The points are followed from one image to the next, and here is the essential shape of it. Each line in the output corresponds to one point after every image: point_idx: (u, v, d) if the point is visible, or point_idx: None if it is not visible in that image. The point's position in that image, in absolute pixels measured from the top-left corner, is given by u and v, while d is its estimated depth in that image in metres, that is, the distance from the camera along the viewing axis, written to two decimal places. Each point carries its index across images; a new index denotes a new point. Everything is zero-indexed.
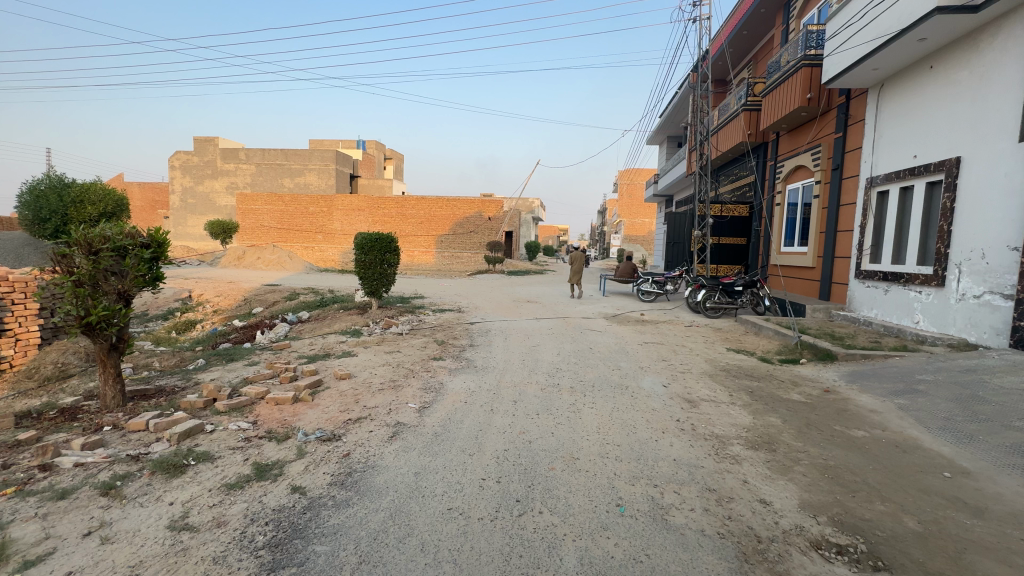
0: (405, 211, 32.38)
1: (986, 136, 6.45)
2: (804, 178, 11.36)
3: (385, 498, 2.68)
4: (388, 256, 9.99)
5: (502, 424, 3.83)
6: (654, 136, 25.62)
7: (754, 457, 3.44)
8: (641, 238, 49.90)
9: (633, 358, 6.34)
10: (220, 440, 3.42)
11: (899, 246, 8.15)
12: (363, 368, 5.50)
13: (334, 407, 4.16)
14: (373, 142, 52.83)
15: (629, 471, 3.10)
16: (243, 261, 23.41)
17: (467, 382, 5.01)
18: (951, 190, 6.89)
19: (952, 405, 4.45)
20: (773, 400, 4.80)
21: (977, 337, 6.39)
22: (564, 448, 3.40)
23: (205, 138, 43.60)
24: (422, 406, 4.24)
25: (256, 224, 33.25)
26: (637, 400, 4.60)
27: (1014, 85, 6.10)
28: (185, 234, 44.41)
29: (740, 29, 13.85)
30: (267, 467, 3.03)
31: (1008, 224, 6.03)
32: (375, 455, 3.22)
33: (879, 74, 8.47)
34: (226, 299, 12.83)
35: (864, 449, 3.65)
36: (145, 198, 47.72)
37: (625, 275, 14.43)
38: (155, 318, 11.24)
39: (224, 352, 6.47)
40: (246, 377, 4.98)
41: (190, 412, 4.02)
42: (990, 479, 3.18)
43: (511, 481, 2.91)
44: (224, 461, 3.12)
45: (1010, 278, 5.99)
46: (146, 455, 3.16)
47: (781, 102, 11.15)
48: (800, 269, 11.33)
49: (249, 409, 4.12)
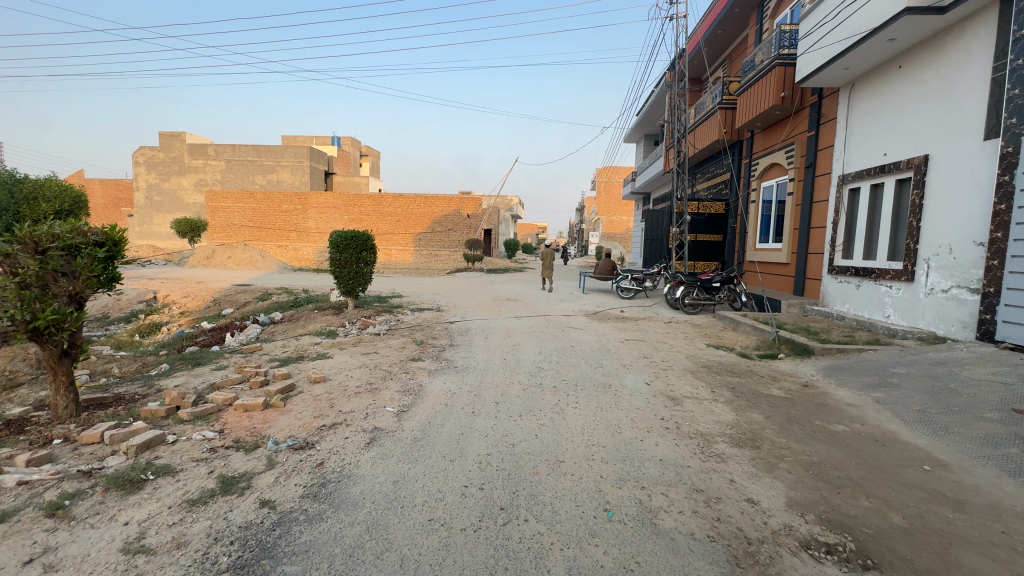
0: (381, 209, 31.82)
1: (952, 134, 6.62)
2: (778, 176, 11.58)
3: (362, 510, 2.53)
4: (364, 254, 9.74)
5: (484, 427, 3.70)
6: (631, 135, 25.87)
7: (739, 455, 3.41)
8: (618, 237, 50.33)
9: (614, 356, 6.29)
10: (182, 452, 3.20)
11: (870, 242, 8.35)
12: (338, 371, 5.29)
13: (308, 413, 3.96)
14: (349, 138, 52.04)
15: (615, 473, 3.01)
16: (212, 261, 22.62)
17: (448, 384, 4.86)
18: (920, 187, 7.06)
19: (926, 397, 4.54)
20: (755, 395, 4.82)
21: (945, 329, 6.57)
22: (549, 451, 3.29)
23: (171, 133, 42.14)
24: (401, 409, 4.08)
25: (227, 222, 32.21)
26: (620, 399, 4.54)
27: (978, 85, 6.28)
28: (150, 233, 42.82)
29: (715, 28, 14.06)
30: (233, 480, 2.83)
31: (974, 220, 6.21)
32: (351, 463, 3.06)
33: (850, 74, 8.65)
34: (194, 300, 12.34)
35: (845, 444, 3.67)
36: (108, 196, 45.94)
37: (604, 272, 14.48)
38: (117, 321, 10.72)
39: (190, 356, 6.14)
40: (213, 383, 4.72)
41: (151, 422, 3.78)
42: (968, 472, 3.22)
43: (495, 487, 2.80)
44: (186, 474, 2.90)
45: (976, 272, 6.15)
46: (99, 471, 2.92)
47: (755, 101, 11.32)
48: (775, 265, 11.54)
49: (215, 416, 3.89)
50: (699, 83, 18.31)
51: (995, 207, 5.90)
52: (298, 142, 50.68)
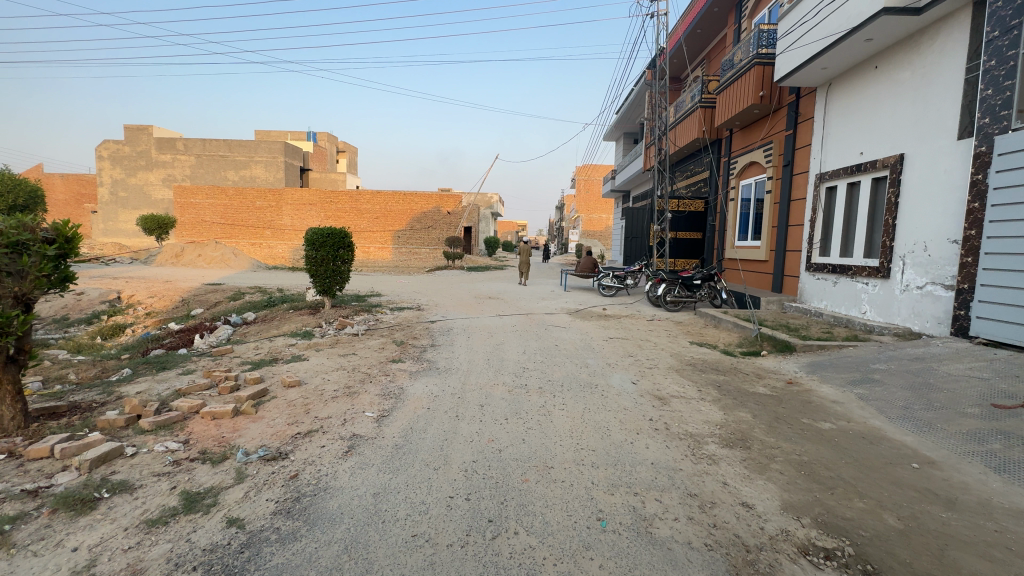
0: (359, 206, 31.20)
1: (927, 133, 6.75)
2: (757, 174, 11.71)
3: (339, 527, 2.35)
4: (341, 252, 9.44)
5: (468, 432, 3.56)
6: (611, 133, 26.02)
7: (730, 456, 3.35)
8: (599, 236, 50.68)
9: (600, 355, 6.20)
10: (142, 466, 2.95)
11: (847, 239, 8.48)
12: (314, 374, 5.04)
13: (281, 420, 3.74)
14: (325, 134, 51.14)
15: (607, 479, 2.90)
16: (182, 259, 21.81)
17: (429, 386, 4.69)
18: (896, 186, 7.18)
19: (908, 393, 4.57)
20: (741, 394, 4.79)
21: (920, 325, 6.69)
22: (537, 457, 3.16)
23: (138, 127, 40.61)
24: (381, 414, 3.90)
25: (197, 219, 31.15)
26: (608, 399, 4.45)
27: (952, 85, 6.40)
28: (116, 230, 41.12)
29: (694, 28, 14.17)
30: (199, 496, 2.62)
31: (948, 218, 6.33)
32: (328, 475, 2.87)
33: (827, 74, 8.77)
34: (161, 299, 11.81)
35: (834, 442, 3.64)
36: (70, 192, 44.03)
37: (585, 270, 14.43)
38: (77, 322, 10.17)
39: (154, 360, 5.81)
40: (178, 389, 4.43)
41: (108, 433, 3.51)
42: (955, 469, 3.21)
43: (482, 497, 2.65)
44: (146, 491, 2.67)
45: (950, 269, 6.27)
46: (47, 490, 2.66)
47: (734, 99, 11.41)
48: (754, 262, 11.67)
49: (180, 425, 3.63)
50: (679, 82, 18.48)
51: (969, 205, 6.01)
52: (271, 137, 49.34)
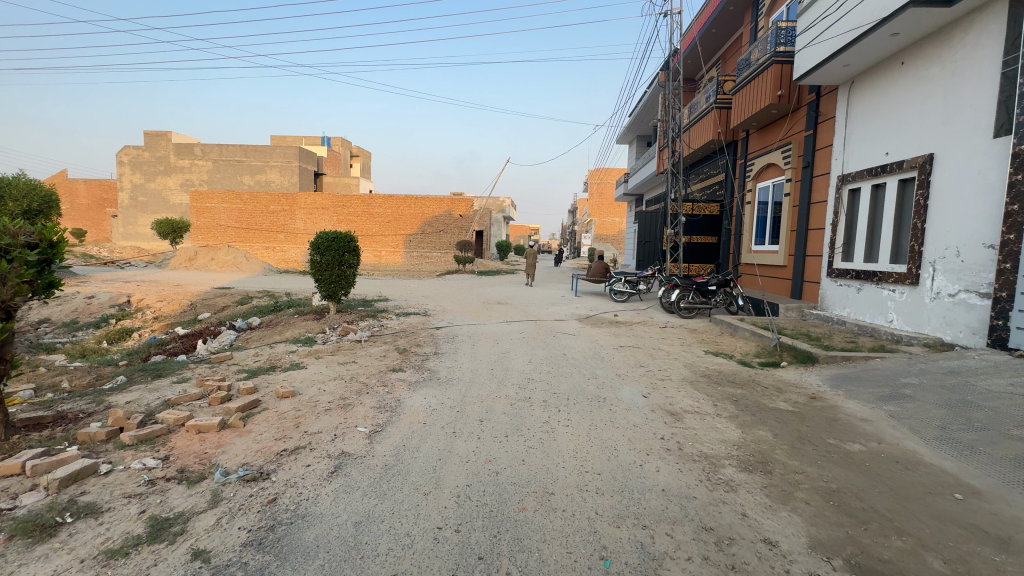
0: (371, 210, 31.30)
1: (958, 132, 6.37)
2: (775, 176, 11.31)
3: (313, 562, 2.13)
4: (347, 256, 9.25)
5: (464, 451, 3.32)
6: (624, 136, 25.75)
7: (749, 482, 3.05)
8: (611, 238, 50.36)
9: (609, 365, 5.91)
10: (114, 486, 2.78)
11: (871, 243, 8.07)
12: (310, 384, 4.86)
13: (268, 435, 3.55)
14: (339, 139, 51.75)
15: (613, 508, 2.63)
16: (194, 263, 22.01)
17: (428, 399, 4.46)
18: (924, 187, 6.79)
19: (943, 411, 4.22)
20: (760, 410, 4.46)
21: (952, 335, 6.28)
22: (537, 481, 2.90)
23: (156, 132, 41.41)
24: (374, 429, 3.68)
25: (212, 223, 31.50)
26: (616, 414, 4.18)
27: (988, 80, 6.01)
28: (135, 234, 41.87)
29: (709, 27, 13.84)
30: (166, 523, 2.42)
31: (983, 221, 5.93)
32: (309, 499, 2.64)
33: (850, 71, 8.39)
34: (170, 304, 11.80)
35: (864, 467, 3.31)
36: (92, 197, 45.00)
37: (596, 274, 14.13)
38: (86, 326, 10.18)
39: (151, 367, 5.68)
40: (167, 399, 4.26)
41: (88, 447, 3.36)
42: (1005, 501, 2.87)
43: (474, 529, 2.41)
44: (112, 516, 2.48)
45: (986, 276, 5.87)
46: (9, 513, 2.49)
47: (751, 99, 11.05)
48: (772, 267, 11.24)
49: (162, 440, 3.46)
50: (693, 83, 18.10)
51: (1007, 208, 5.61)
52: (287, 142, 50.07)
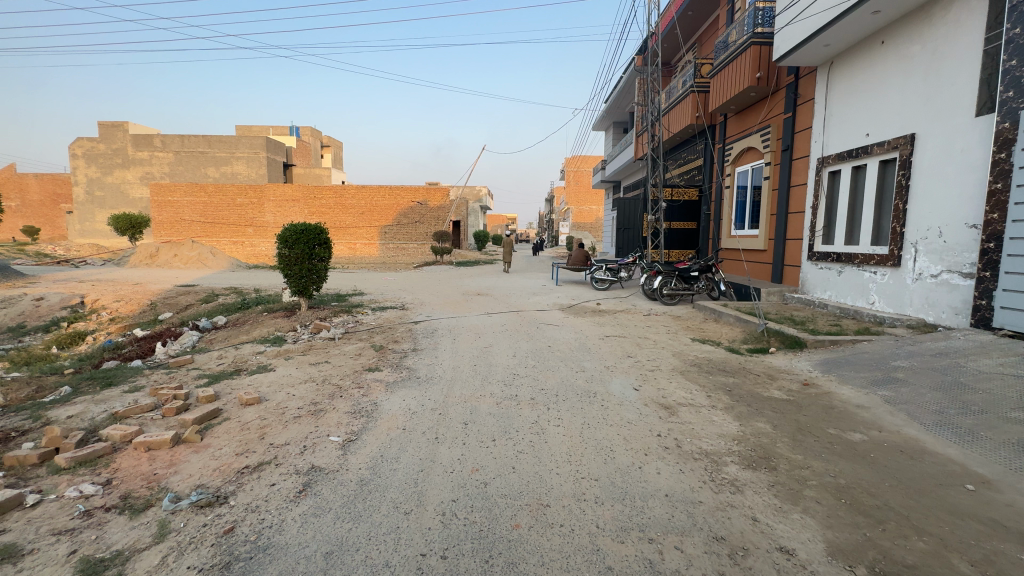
0: (344, 201, 30.40)
1: (940, 111, 6.29)
2: (754, 160, 11.25)
3: None
4: (317, 249, 8.76)
5: (448, 459, 3.03)
6: (601, 122, 25.46)
7: (755, 481, 2.86)
8: (589, 227, 50.33)
9: (597, 357, 5.69)
10: (42, 521, 2.39)
11: (852, 225, 8.04)
12: (278, 389, 4.47)
13: (229, 450, 3.19)
14: (308, 128, 50.14)
15: (615, 521, 2.39)
16: (157, 259, 20.91)
17: (407, 401, 4.13)
18: (906, 168, 6.74)
19: (938, 394, 4.13)
20: (756, 400, 4.29)
21: (935, 316, 6.28)
22: (530, 493, 2.64)
23: (111, 123, 39.29)
24: (347, 439, 3.34)
25: (175, 217, 30.07)
26: (608, 411, 3.94)
27: (970, 58, 5.94)
28: (94, 231, 39.83)
29: (686, 9, 13.64)
30: (100, 565, 2.06)
31: (967, 200, 5.88)
32: (272, 528, 2.31)
33: (829, 51, 8.28)
34: (128, 304, 11.08)
35: (871, 459, 3.15)
36: (45, 191, 42.57)
37: (577, 262, 13.91)
38: (35, 331, 9.44)
39: (99, 375, 5.17)
40: (114, 412, 3.83)
41: (16, 473, 2.93)
42: (1017, 491, 2.75)
43: (462, 554, 2.13)
44: (35, 560, 2.11)
45: (969, 256, 5.84)
46: None
47: (730, 83, 10.90)
48: (753, 252, 11.21)
49: (105, 461, 3.05)
50: (670, 67, 17.95)
51: (991, 186, 5.56)
52: (253, 132, 48.29)
